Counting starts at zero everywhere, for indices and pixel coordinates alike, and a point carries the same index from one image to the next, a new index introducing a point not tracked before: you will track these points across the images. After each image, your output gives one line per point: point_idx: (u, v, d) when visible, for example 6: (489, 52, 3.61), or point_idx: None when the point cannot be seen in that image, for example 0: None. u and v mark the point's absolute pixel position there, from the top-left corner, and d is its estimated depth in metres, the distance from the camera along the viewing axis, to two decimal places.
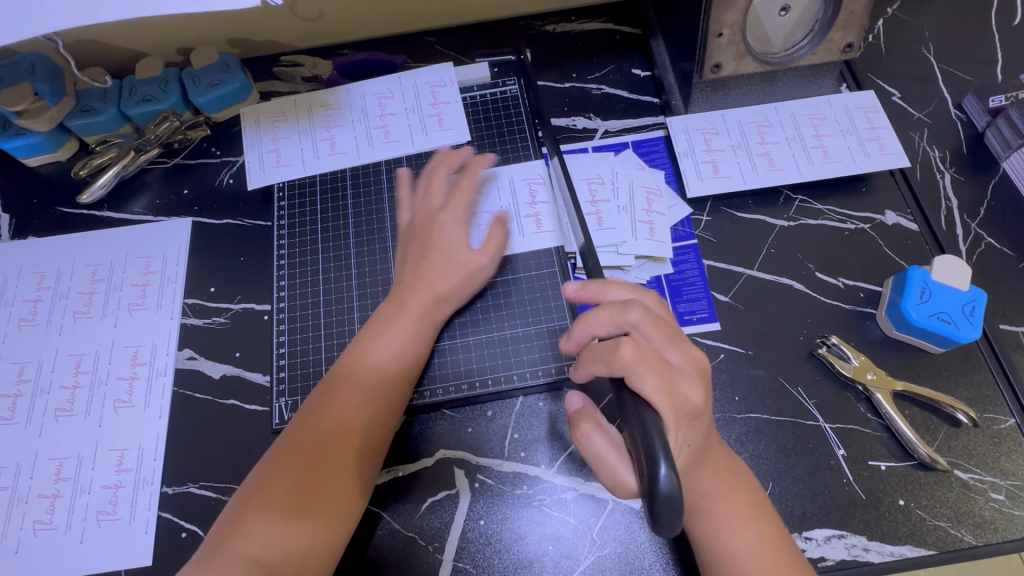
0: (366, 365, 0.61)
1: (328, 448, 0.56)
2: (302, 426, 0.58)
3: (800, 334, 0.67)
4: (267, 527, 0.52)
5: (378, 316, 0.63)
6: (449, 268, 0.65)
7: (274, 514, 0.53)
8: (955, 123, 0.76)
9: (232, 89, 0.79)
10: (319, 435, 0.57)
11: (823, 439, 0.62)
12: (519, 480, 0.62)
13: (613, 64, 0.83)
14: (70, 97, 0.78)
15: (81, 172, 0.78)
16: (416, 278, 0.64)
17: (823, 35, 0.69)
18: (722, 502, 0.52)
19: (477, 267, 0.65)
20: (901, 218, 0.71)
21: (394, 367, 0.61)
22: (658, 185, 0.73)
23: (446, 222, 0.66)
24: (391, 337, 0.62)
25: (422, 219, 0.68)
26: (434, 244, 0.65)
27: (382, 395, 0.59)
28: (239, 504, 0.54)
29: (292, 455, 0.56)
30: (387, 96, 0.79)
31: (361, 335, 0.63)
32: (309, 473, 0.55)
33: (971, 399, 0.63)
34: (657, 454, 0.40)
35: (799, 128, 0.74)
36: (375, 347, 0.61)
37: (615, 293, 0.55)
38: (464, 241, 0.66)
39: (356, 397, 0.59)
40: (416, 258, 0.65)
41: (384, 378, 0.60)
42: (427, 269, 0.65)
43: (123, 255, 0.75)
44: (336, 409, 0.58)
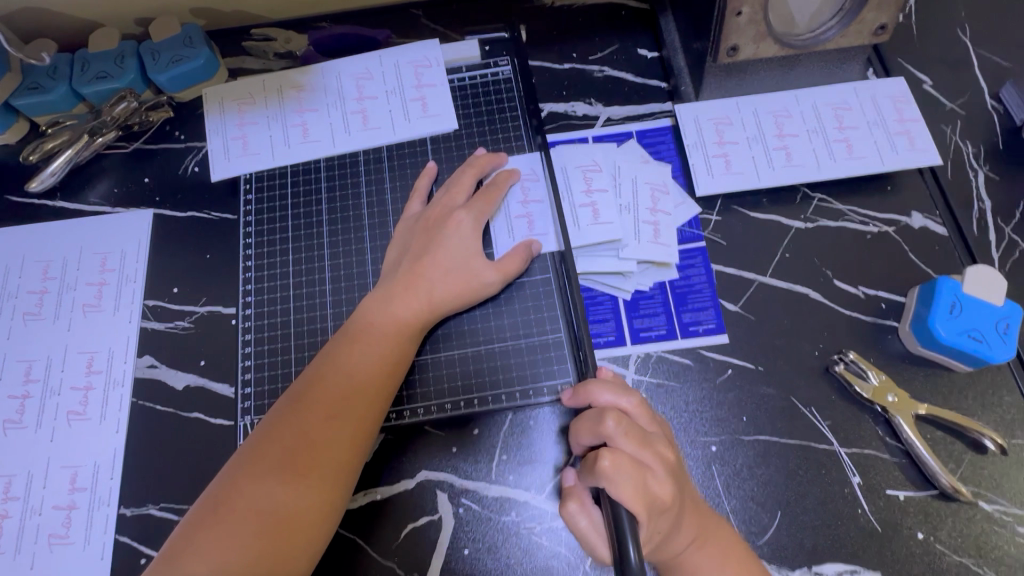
0: (346, 371, 0.55)
1: (322, 421, 0.53)
2: (273, 433, 0.52)
3: (815, 349, 0.61)
4: (249, 497, 0.49)
5: (364, 315, 0.59)
6: (449, 273, 0.60)
7: (257, 484, 0.50)
8: (991, 115, 0.70)
9: (195, 67, 0.71)
10: (292, 446, 0.51)
11: (836, 465, 0.57)
12: (506, 507, 0.57)
13: (618, 43, 0.75)
14: (15, 74, 0.70)
15: (30, 158, 0.71)
16: (411, 276, 0.59)
17: (854, 16, 0.61)
18: (698, 559, 0.49)
19: (457, 285, 0.59)
20: (928, 221, 0.65)
21: (378, 373, 0.56)
22: (665, 182, 0.67)
23: (460, 223, 0.61)
24: (375, 341, 0.57)
25: (439, 215, 0.63)
26: (438, 246, 0.60)
27: (382, 372, 0.56)
28: (231, 467, 0.51)
29: (260, 468, 0.50)
30: (366, 77, 0.72)
31: (344, 338, 0.58)
32: (279, 486, 0.50)
33: (998, 424, 0.58)
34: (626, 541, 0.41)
35: (820, 119, 0.67)
36: (359, 351, 0.56)
37: (602, 394, 0.52)
38: (472, 245, 0.61)
39: (333, 405, 0.54)
40: (415, 258, 0.60)
41: (366, 386, 0.55)
42: (413, 271, 0.60)
43: (77, 251, 0.69)
44: (337, 379, 0.55)
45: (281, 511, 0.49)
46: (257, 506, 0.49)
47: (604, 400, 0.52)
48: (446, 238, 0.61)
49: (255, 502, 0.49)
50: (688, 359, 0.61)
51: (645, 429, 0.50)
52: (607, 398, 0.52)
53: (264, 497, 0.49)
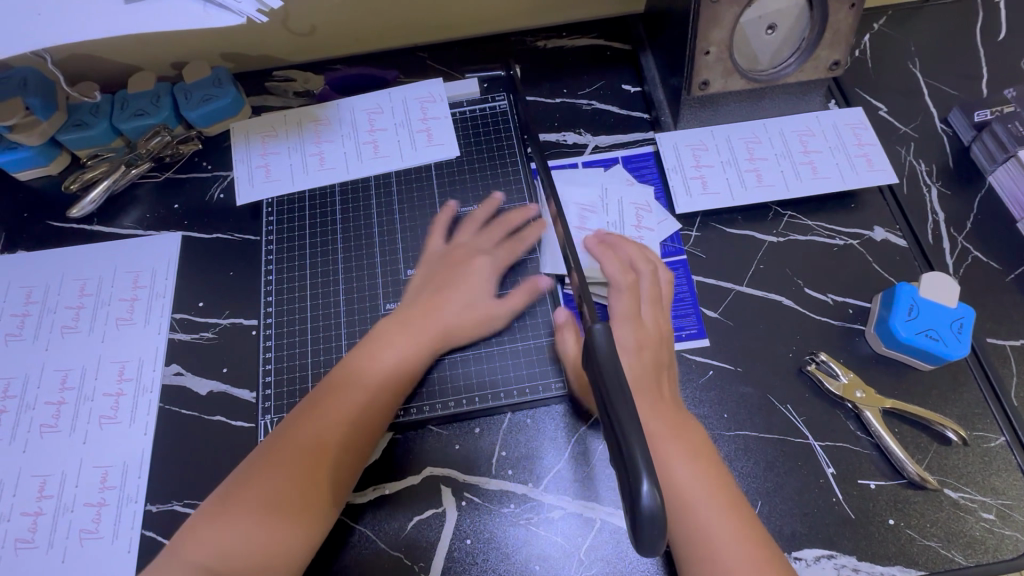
0: (328, 424, 0.57)
1: (310, 462, 0.55)
2: (244, 486, 0.54)
3: (789, 350, 0.66)
4: (234, 536, 0.52)
5: (360, 357, 0.62)
6: (460, 306, 0.66)
7: (241, 523, 0.52)
8: (942, 138, 0.77)
9: (223, 104, 0.79)
10: (253, 499, 0.53)
11: (812, 457, 0.62)
12: (507, 498, 0.61)
13: (604, 79, 0.83)
14: (62, 112, 0.78)
15: (71, 187, 0.79)
16: (427, 307, 0.65)
17: (810, 53, 0.69)
18: (666, 444, 0.54)
19: (484, 308, 0.67)
20: (889, 234, 0.71)
21: (346, 433, 0.57)
22: (649, 201, 0.73)
23: (481, 266, 0.68)
24: (363, 387, 0.60)
25: (463, 256, 0.69)
26: (457, 283, 0.67)
27: (371, 416, 0.59)
28: (211, 510, 0.53)
29: (243, 508, 0.53)
30: (376, 111, 0.80)
31: (321, 391, 0.60)
32: (233, 537, 0.52)
33: (960, 416, 0.62)
34: (639, 470, 0.39)
35: (786, 144, 0.74)
36: (330, 410, 0.58)
37: (628, 246, 0.67)
38: (487, 284, 0.67)
39: (299, 462, 0.55)
40: (434, 290, 0.66)
41: (332, 446, 0.57)
42: (430, 300, 0.65)
43: (112, 269, 0.75)
44: (322, 424, 0.57)
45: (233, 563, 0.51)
46: (206, 557, 0.51)
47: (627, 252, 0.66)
48: (464, 275, 0.67)
49: (206, 550, 0.51)
50: None
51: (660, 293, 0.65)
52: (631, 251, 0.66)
53: (219, 546, 0.51)
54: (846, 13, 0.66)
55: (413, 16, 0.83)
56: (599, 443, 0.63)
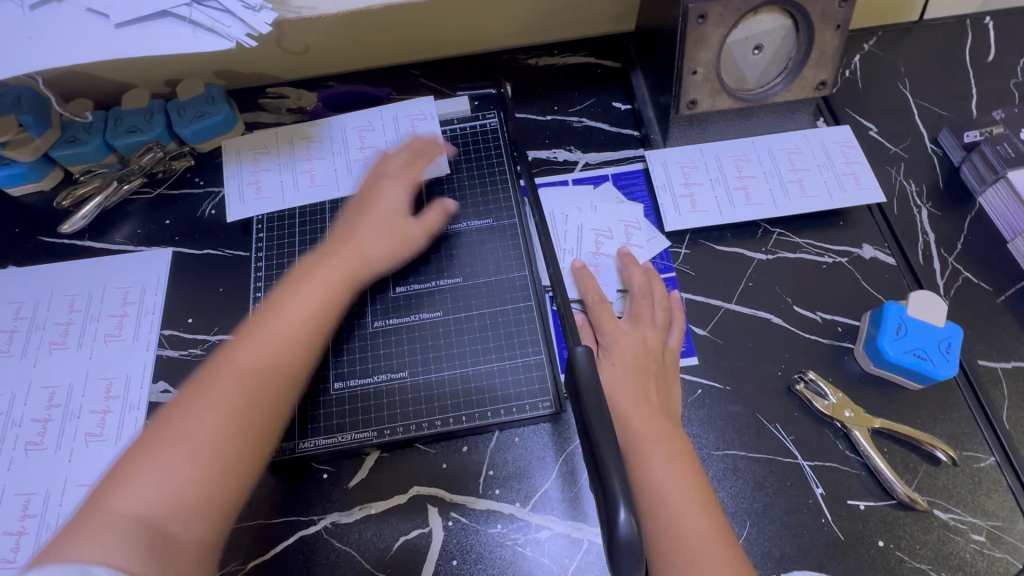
0: (245, 361, 0.53)
1: (230, 402, 0.51)
2: (158, 436, 0.49)
3: (778, 369, 0.66)
4: (148, 482, 0.47)
5: (275, 299, 0.57)
6: (380, 232, 0.65)
7: (155, 472, 0.47)
8: (931, 157, 0.77)
9: (216, 121, 0.80)
10: (193, 447, 0.49)
11: (801, 477, 0.61)
12: (494, 518, 0.61)
13: (595, 97, 0.84)
14: (55, 128, 0.79)
15: (63, 203, 0.79)
16: (346, 236, 0.64)
17: (797, 73, 0.70)
18: (656, 446, 0.55)
19: (415, 235, 0.68)
20: (878, 252, 0.72)
21: (269, 368, 0.53)
22: (638, 218, 0.74)
23: (391, 189, 0.68)
24: (280, 322, 0.56)
25: (371, 179, 0.70)
26: (371, 211, 0.66)
27: (295, 351, 0.55)
28: (119, 469, 0.48)
29: (156, 456, 0.48)
30: (367, 128, 0.80)
31: (248, 327, 0.55)
32: (174, 484, 0.47)
33: (950, 436, 0.62)
34: (616, 500, 0.38)
35: (775, 163, 0.75)
36: (263, 343, 0.54)
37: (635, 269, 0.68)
38: (400, 206, 0.67)
39: (241, 402, 0.51)
40: (350, 220, 0.65)
41: (280, 383, 0.54)
42: (350, 230, 0.64)
43: (102, 285, 0.75)
44: (238, 362, 0.53)
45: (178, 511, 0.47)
46: (146, 508, 0.46)
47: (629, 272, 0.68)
48: (386, 202, 0.67)
49: (147, 503, 0.46)
50: None
51: (655, 313, 0.65)
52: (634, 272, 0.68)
53: (158, 497, 0.46)
54: (832, 34, 0.66)
55: (405, 35, 0.84)
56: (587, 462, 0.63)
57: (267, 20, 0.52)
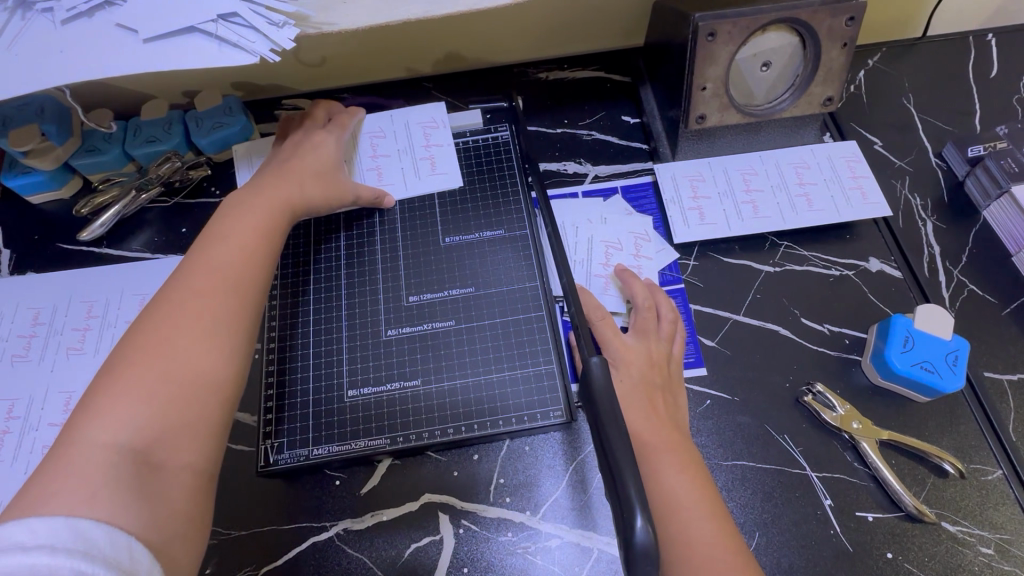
0: (200, 284, 0.54)
1: (194, 321, 0.51)
2: (123, 367, 0.48)
3: (786, 380, 0.67)
4: (125, 408, 0.46)
5: (216, 232, 0.59)
6: (316, 178, 0.70)
7: (129, 398, 0.46)
8: (936, 172, 0.79)
9: (233, 132, 0.81)
10: (163, 373, 0.48)
11: (810, 488, 0.62)
12: (504, 526, 0.61)
13: (604, 111, 0.85)
14: (76, 138, 0.80)
15: (82, 211, 0.80)
16: (283, 175, 0.68)
17: (804, 89, 0.71)
18: (667, 456, 0.55)
19: (343, 187, 0.73)
20: (884, 265, 0.72)
21: (227, 287, 0.55)
22: (647, 230, 0.75)
23: (325, 142, 0.74)
24: (226, 249, 0.57)
25: (301, 136, 0.75)
26: (297, 160, 0.70)
27: (249, 274, 0.57)
28: (83, 408, 0.46)
29: (126, 383, 0.47)
30: (379, 134, 0.81)
31: (191, 259, 0.56)
32: (156, 407, 0.46)
33: (957, 449, 0.63)
34: (633, 508, 0.39)
35: (783, 177, 0.76)
36: (214, 266, 0.55)
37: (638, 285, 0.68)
38: (325, 161, 0.72)
39: (204, 325, 0.51)
40: (281, 167, 0.69)
41: (240, 306, 0.54)
42: (282, 174, 0.68)
43: (119, 292, 0.76)
44: (191, 287, 0.53)
45: (161, 434, 0.46)
46: (126, 434, 0.45)
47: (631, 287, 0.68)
48: (305, 155, 0.71)
49: (126, 431, 0.44)
50: None
51: (657, 327, 0.65)
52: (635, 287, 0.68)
53: (135, 423, 0.45)
54: (839, 51, 0.68)
55: (419, 49, 0.86)
56: (596, 473, 0.64)
57: (290, 36, 0.53)
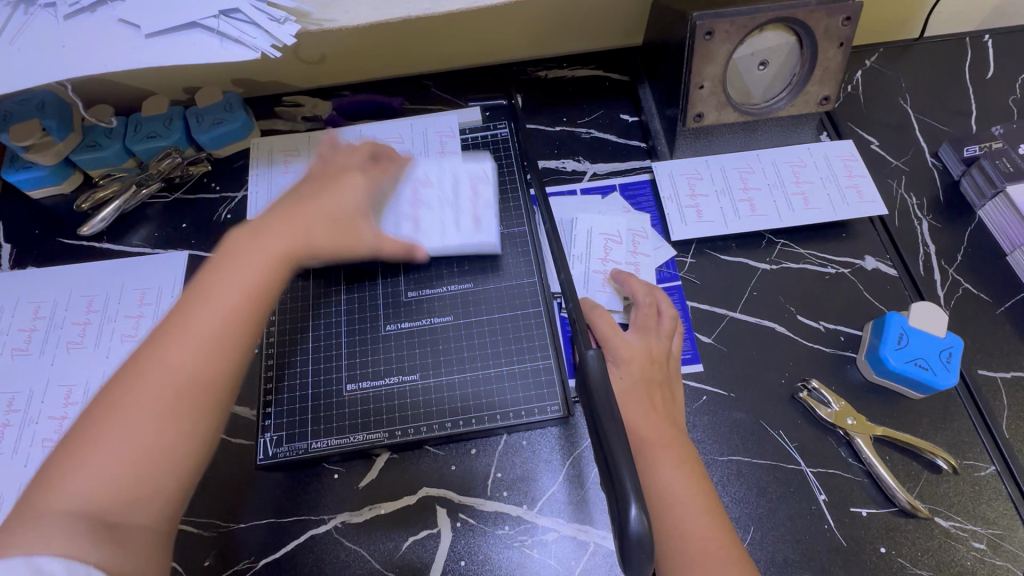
0: (194, 328, 0.46)
1: (178, 373, 0.45)
2: (96, 415, 0.44)
3: (782, 376, 0.67)
4: (90, 469, 0.42)
5: (217, 263, 0.50)
6: (332, 215, 0.56)
7: (98, 456, 0.42)
8: (932, 171, 0.79)
9: (233, 128, 0.82)
10: (134, 439, 0.43)
11: (804, 483, 0.62)
12: (501, 520, 0.62)
13: (603, 109, 0.86)
14: (77, 133, 0.81)
15: (83, 206, 0.80)
16: (295, 208, 0.55)
17: (801, 88, 0.71)
18: (661, 451, 0.55)
19: (365, 226, 0.58)
20: (880, 263, 0.73)
21: (226, 332, 0.47)
22: (644, 228, 0.75)
23: (355, 180, 0.61)
24: (219, 292, 0.48)
25: (333, 170, 0.62)
26: (335, 189, 0.58)
27: (247, 313, 0.48)
28: (58, 454, 0.43)
29: (95, 438, 0.43)
30: (420, 178, 0.76)
31: (190, 291, 0.48)
32: (122, 469, 0.42)
33: (951, 445, 0.63)
34: (628, 498, 0.40)
35: (780, 175, 0.76)
36: (212, 305, 0.47)
37: (633, 281, 0.68)
38: (360, 196, 0.60)
39: (189, 387, 0.45)
40: (299, 198, 0.57)
41: (230, 360, 0.47)
42: (297, 205, 0.56)
43: (119, 286, 0.77)
44: (189, 329, 0.47)
45: (125, 504, 0.42)
46: (88, 496, 0.41)
47: (625, 284, 0.68)
48: (342, 183, 0.60)
49: (89, 495, 0.41)
50: None
51: (654, 321, 0.65)
52: (628, 284, 0.68)
53: (101, 488, 0.42)
54: (836, 51, 0.68)
55: (418, 47, 0.87)
56: (593, 469, 0.64)
57: (291, 31, 0.54)
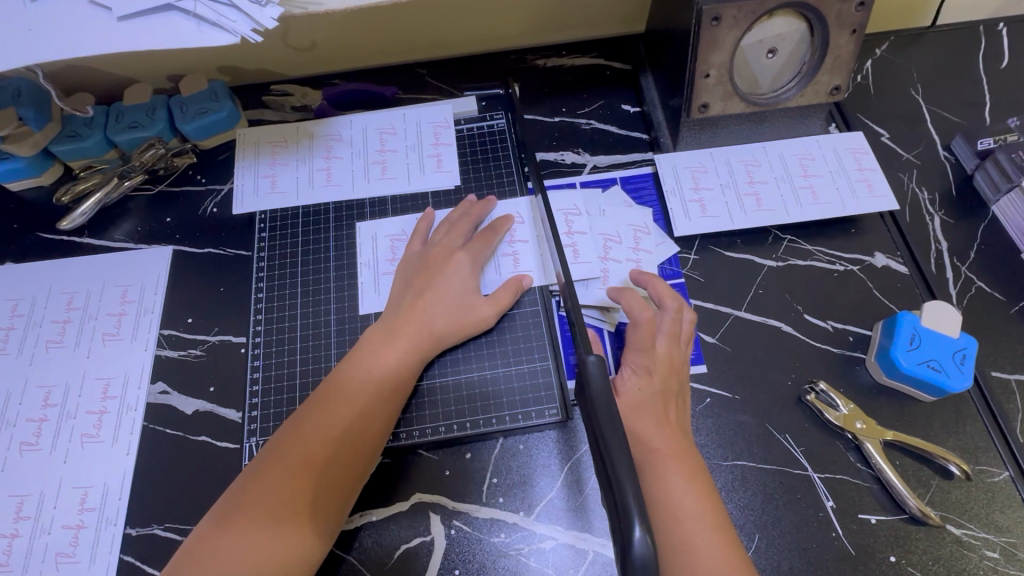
0: (330, 422, 0.57)
1: (315, 462, 0.55)
2: (250, 493, 0.53)
3: (789, 378, 0.65)
4: (246, 540, 0.50)
5: (361, 353, 0.62)
6: (448, 308, 0.65)
7: (252, 529, 0.51)
8: (944, 164, 0.76)
9: (219, 118, 0.78)
10: (279, 504, 0.52)
11: (811, 490, 0.60)
12: (496, 528, 0.60)
13: (604, 99, 0.82)
14: (56, 123, 0.77)
15: (62, 199, 0.77)
16: (415, 308, 0.64)
17: (811, 78, 0.69)
18: (667, 463, 0.53)
19: (480, 312, 0.65)
20: (890, 261, 0.70)
21: (355, 427, 0.57)
22: (647, 223, 0.73)
23: (460, 264, 0.67)
24: (355, 393, 0.59)
25: (440, 255, 0.68)
26: (439, 283, 0.66)
27: (376, 408, 0.59)
28: (219, 521, 0.52)
29: (249, 512, 0.52)
30: (517, 219, 0.73)
31: (328, 386, 0.60)
32: (268, 539, 0.51)
33: (963, 451, 0.61)
34: (631, 515, 0.37)
35: (787, 168, 0.74)
36: (344, 402, 0.58)
37: (658, 284, 0.64)
38: (471, 286, 0.67)
39: (323, 472, 0.54)
40: (416, 296, 0.65)
41: (358, 451, 0.57)
42: (415, 306, 0.64)
43: (100, 283, 0.74)
44: (328, 419, 0.57)
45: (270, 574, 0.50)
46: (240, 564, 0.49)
47: (654, 289, 0.64)
48: (447, 277, 0.66)
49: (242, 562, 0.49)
50: None
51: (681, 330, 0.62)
52: (656, 288, 0.64)
53: (252, 558, 0.50)
54: (848, 38, 0.65)
55: (412, 34, 0.83)
56: (592, 475, 0.62)
57: (273, 15, 0.50)
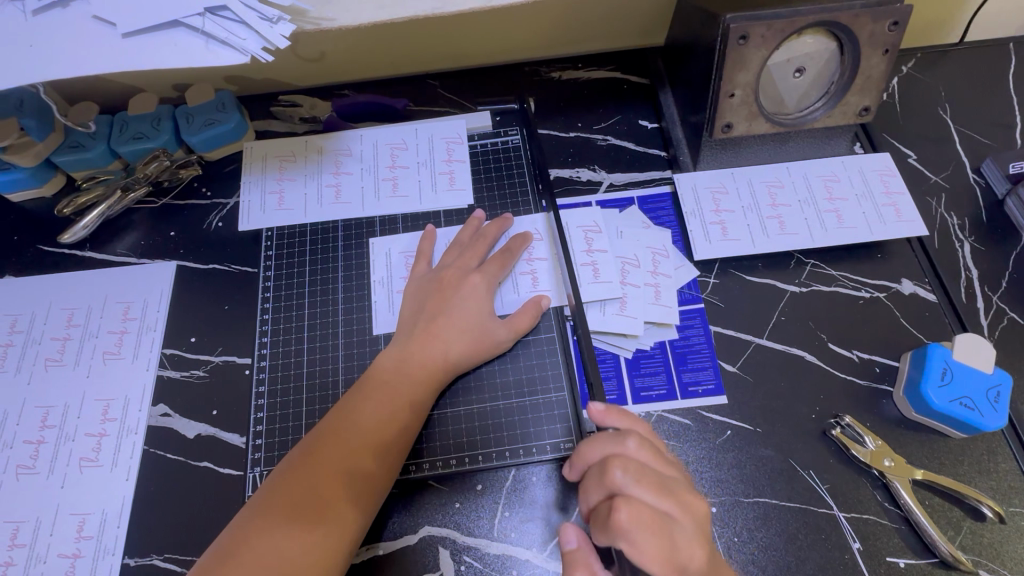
0: (363, 422, 0.57)
1: (350, 459, 0.54)
2: (283, 487, 0.53)
3: (813, 411, 0.62)
4: (274, 538, 0.49)
5: (384, 366, 0.61)
6: (464, 332, 0.63)
7: (280, 525, 0.50)
8: (973, 188, 0.74)
9: (226, 130, 0.76)
10: (312, 500, 0.52)
11: (836, 530, 0.57)
12: (507, 566, 0.57)
13: (621, 114, 0.80)
14: (58, 133, 0.75)
15: (64, 211, 0.75)
16: (427, 334, 0.62)
17: (839, 99, 0.66)
18: None
19: (496, 335, 0.63)
20: (918, 288, 0.68)
21: (387, 427, 0.57)
22: (665, 246, 0.70)
23: (474, 286, 0.65)
24: (388, 395, 0.59)
25: (452, 279, 0.66)
26: (452, 307, 0.63)
27: (403, 402, 0.59)
28: (249, 519, 0.51)
29: (279, 510, 0.51)
30: (535, 237, 0.71)
31: (359, 387, 0.60)
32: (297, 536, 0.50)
33: (996, 491, 0.58)
34: None
35: (811, 191, 0.71)
36: (378, 400, 0.58)
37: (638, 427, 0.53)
38: (486, 308, 0.64)
39: (354, 472, 0.54)
40: (431, 318, 0.63)
41: (388, 453, 0.56)
42: (429, 329, 0.62)
43: (101, 299, 0.72)
44: (361, 419, 0.57)
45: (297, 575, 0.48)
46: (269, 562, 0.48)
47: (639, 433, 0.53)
48: (461, 299, 0.64)
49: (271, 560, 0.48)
50: (688, 420, 0.63)
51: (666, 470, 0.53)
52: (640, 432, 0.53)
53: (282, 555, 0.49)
54: (880, 59, 0.63)
55: (424, 45, 0.81)
56: None
57: (285, 33, 0.48)
